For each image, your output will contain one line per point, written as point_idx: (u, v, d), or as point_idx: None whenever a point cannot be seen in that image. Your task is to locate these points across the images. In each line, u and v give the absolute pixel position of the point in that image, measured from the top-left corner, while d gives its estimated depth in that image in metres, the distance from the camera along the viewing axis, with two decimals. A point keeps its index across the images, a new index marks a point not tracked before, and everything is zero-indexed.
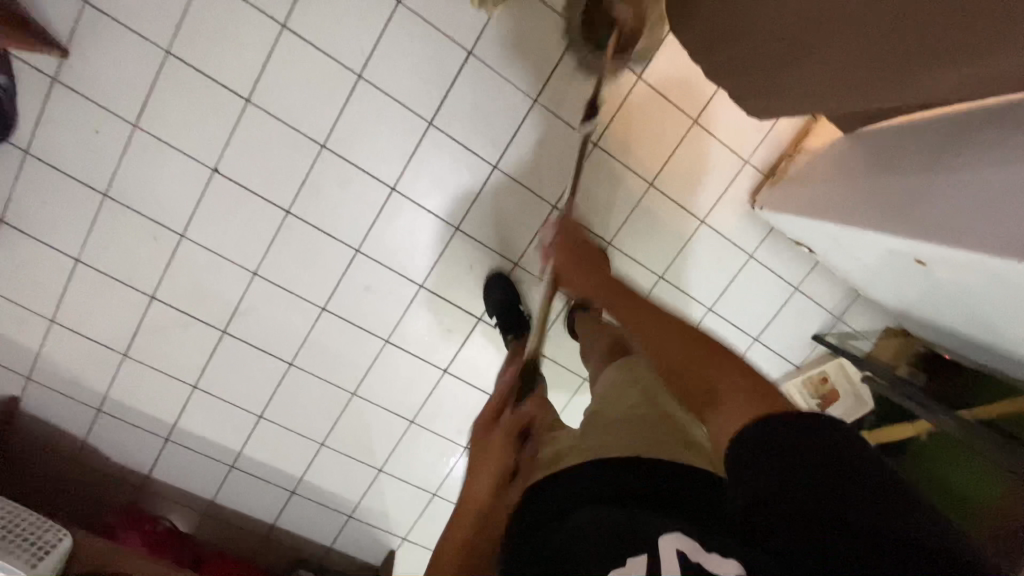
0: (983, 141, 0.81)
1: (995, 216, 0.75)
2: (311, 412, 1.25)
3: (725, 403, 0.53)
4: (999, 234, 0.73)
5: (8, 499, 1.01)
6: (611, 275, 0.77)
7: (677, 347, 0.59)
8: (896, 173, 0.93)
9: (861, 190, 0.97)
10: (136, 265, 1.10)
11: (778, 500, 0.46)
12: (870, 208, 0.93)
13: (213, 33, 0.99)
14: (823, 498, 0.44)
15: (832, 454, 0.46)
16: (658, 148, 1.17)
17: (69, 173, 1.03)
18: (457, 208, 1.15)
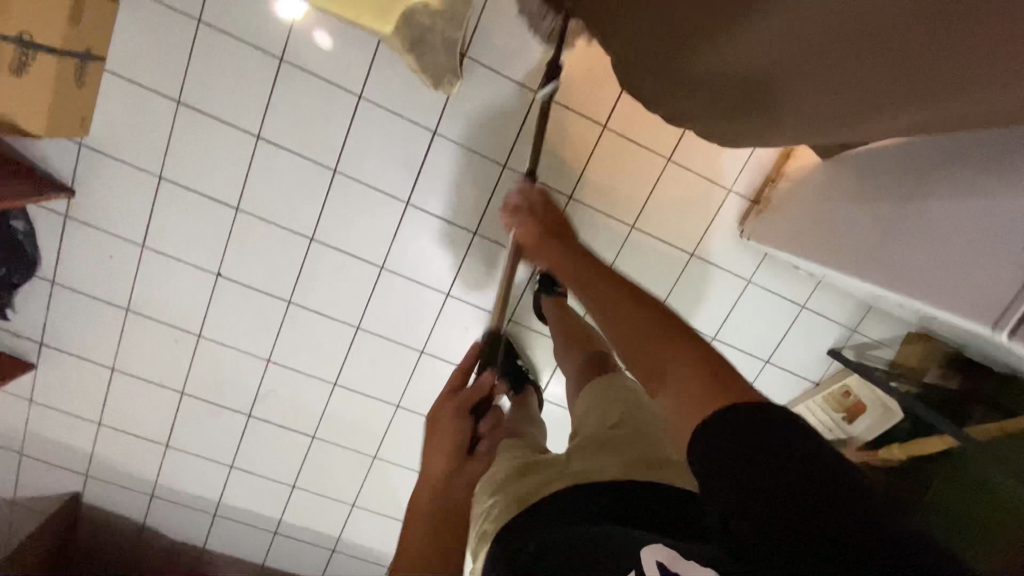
0: (957, 183, 0.77)
1: (961, 274, 0.73)
2: (339, 477, 1.32)
3: (677, 385, 0.55)
4: (964, 293, 0.72)
5: None
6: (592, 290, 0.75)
7: (660, 335, 0.61)
8: (875, 208, 0.90)
9: (840, 227, 0.95)
10: (163, 367, 1.21)
11: (733, 496, 0.45)
12: (849, 248, 0.92)
13: (198, 154, 1.07)
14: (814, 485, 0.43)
15: (774, 441, 0.45)
16: (636, 189, 1.16)
17: (93, 295, 1.14)
18: (446, 276, 1.18)
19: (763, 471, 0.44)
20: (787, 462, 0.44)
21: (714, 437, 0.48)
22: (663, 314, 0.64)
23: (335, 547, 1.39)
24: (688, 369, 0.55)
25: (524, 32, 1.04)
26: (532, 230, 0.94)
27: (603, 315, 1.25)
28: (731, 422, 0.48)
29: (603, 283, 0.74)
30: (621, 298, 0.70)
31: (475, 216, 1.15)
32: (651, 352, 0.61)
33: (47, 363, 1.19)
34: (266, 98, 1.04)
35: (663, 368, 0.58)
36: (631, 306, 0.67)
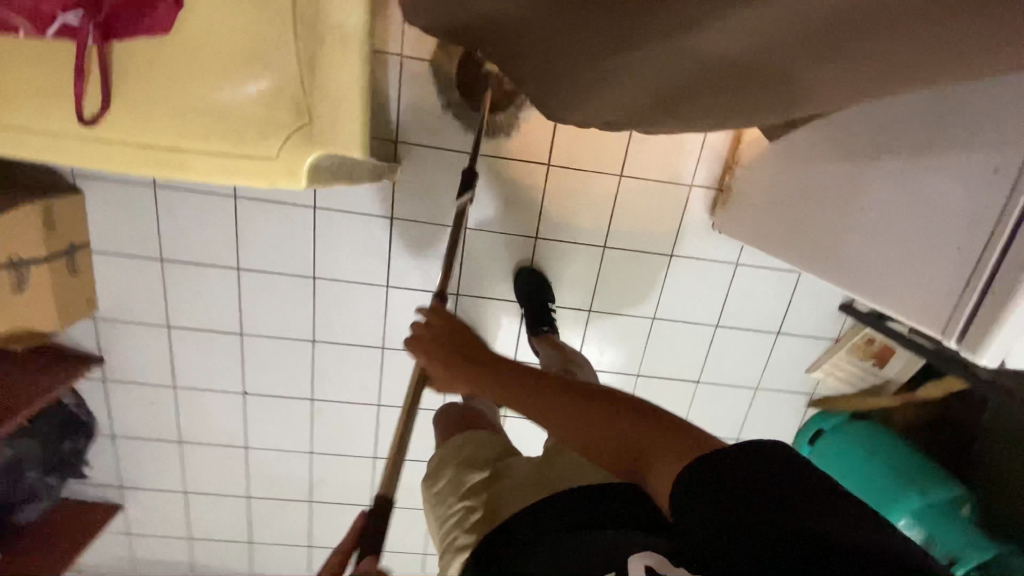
0: (889, 170, 0.69)
1: (908, 272, 0.65)
2: (405, 534, 1.43)
3: (653, 467, 0.54)
4: (909, 298, 0.64)
5: None
6: (513, 380, 0.66)
7: (592, 420, 0.59)
8: (816, 195, 0.83)
9: (789, 214, 0.90)
10: (225, 479, 1.34)
11: (734, 525, 0.45)
12: (798, 240, 0.86)
13: (193, 297, 1.16)
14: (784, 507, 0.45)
15: (749, 473, 0.47)
16: (598, 212, 1.16)
17: (149, 437, 1.28)
18: None
19: (766, 500, 0.45)
20: (783, 490, 0.46)
21: (700, 470, 0.49)
22: (579, 394, 0.62)
23: None
24: (653, 453, 0.54)
25: (443, 103, 1.05)
26: (438, 355, 0.73)
27: (601, 332, 1.27)
28: (713, 460, 0.49)
29: (505, 378, 0.67)
30: (540, 396, 0.64)
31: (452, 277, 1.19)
32: (608, 441, 0.58)
33: (132, 502, 1.34)
34: (235, 234, 1.11)
35: (637, 454, 0.56)
36: (551, 402, 0.63)
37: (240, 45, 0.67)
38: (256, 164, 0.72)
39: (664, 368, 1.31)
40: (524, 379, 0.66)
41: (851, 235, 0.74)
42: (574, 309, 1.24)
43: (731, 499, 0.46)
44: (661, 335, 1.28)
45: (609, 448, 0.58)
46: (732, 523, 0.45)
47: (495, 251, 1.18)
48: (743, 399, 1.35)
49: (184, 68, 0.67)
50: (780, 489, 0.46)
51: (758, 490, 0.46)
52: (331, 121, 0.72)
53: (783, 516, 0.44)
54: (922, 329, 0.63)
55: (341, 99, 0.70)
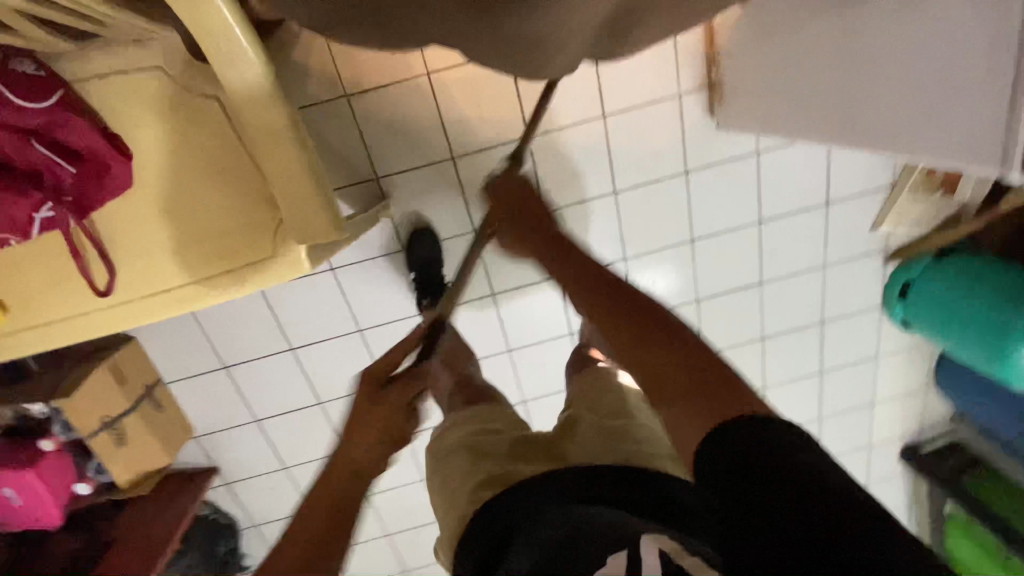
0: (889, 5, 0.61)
1: (948, 111, 0.58)
2: None
3: (684, 399, 0.53)
4: (956, 137, 0.58)
5: None
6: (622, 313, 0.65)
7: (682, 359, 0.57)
8: (813, 58, 0.75)
9: (791, 87, 0.80)
10: (361, 528, 1.44)
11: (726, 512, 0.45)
12: (810, 112, 0.78)
13: (265, 388, 1.23)
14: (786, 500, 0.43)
15: (762, 455, 0.45)
16: (595, 160, 1.11)
17: (282, 517, 1.39)
18: (495, 341, 1.24)
19: (758, 494, 0.44)
20: (784, 487, 0.43)
21: (713, 440, 0.49)
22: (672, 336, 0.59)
23: None
24: (685, 382, 0.55)
25: (402, 122, 1.01)
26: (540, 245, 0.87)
27: (645, 275, 1.24)
28: (739, 429, 0.48)
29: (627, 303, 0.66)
30: (635, 313, 0.64)
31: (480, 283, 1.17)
32: (656, 362, 0.58)
33: None
34: (275, 321, 1.16)
35: (672, 383, 0.55)
36: (623, 310, 0.65)
37: (198, 170, 0.69)
38: (243, 270, 0.74)
39: (721, 284, 1.27)
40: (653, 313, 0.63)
41: (868, 88, 0.67)
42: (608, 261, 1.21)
43: (731, 491, 0.45)
44: (705, 254, 1.23)
45: (643, 367, 0.58)
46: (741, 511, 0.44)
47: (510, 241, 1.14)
48: (813, 281, 1.28)
49: (162, 207, 0.71)
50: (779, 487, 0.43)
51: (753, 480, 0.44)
52: (294, 218, 0.70)
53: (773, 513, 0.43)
54: (980, 168, 0.58)
55: (288, 197, 0.69)
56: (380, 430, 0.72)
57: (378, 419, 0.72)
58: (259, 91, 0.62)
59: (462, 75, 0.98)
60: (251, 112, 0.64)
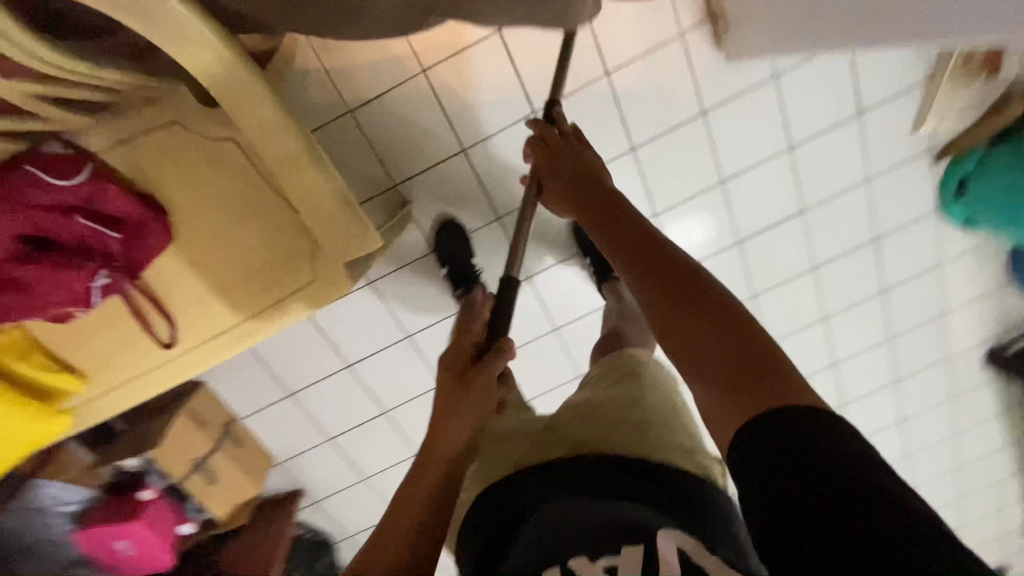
0: None
1: None
2: None
3: (713, 370, 0.46)
4: None
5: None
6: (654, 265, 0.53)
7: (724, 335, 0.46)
8: None
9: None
10: None
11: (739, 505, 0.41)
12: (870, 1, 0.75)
13: (330, 407, 1.27)
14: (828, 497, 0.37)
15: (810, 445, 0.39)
16: (608, 121, 1.08)
17: (371, 524, 1.45)
18: (539, 322, 1.23)
19: (794, 486, 0.38)
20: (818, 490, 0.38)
21: (752, 430, 0.42)
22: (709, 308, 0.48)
23: None
24: (728, 355, 0.46)
25: (407, 124, 1.01)
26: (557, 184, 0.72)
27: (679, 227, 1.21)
28: (779, 419, 0.41)
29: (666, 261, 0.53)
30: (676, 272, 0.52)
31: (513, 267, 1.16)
32: (680, 324, 0.48)
33: None
34: (328, 342, 1.19)
35: (699, 351, 0.47)
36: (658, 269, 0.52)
37: (229, 209, 0.72)
38: (289, 298, 0.77)
39: (758, 220, 1.22)
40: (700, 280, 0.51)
41: None
42: None
43: (747, 491, 0.41)
44: (738, 192, 1.18)
45: (677, 335, 0.48)
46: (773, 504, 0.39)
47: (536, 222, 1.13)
48: (859, 198, 1.22)
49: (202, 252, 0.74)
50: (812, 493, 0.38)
51: (780, 481, 0.39)
52: (328, 237, 0.72)
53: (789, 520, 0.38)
54: None
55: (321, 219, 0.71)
56: (474, 420, 0.65)
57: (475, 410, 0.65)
58: (269, 115, 0.63)
59: (457, 64, 0.97)
60: (269, 143, 0.65)
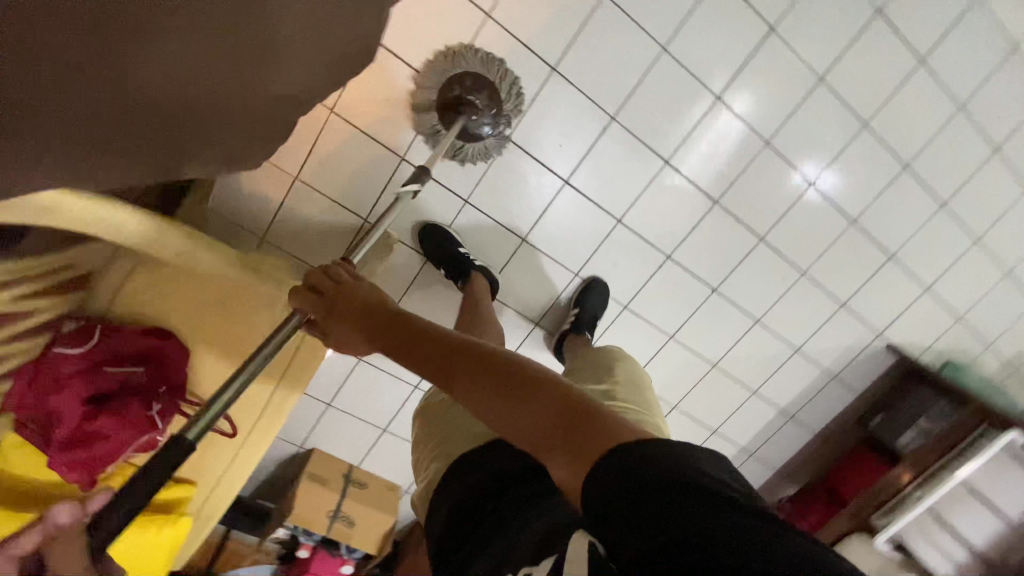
0: None
1: None
2: (722, 394, 1.44)
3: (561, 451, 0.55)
4: None
5: None
6: (480, 385, 0.62)
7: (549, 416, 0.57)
8: None
9: None
10: None
11: (638, 501, 0.48)
12: None
13: None
14: (728, 519, 0.46)
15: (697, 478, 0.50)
16: (518, 56, 1.03)
17: None
18: (558, 271, 1.24)
19: (698, 504, 0.47)
20: (718, 500, 0.48)
21: (630, 455, 0.51)
22: (528, 392, 0.59)
23: (793, 410, 1.49)
24: (556, 430, 0.56)
25: (345, 165, 1.06)
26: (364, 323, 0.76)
27: (647, 117, 1.11)
28: (643, 451, 0.51)
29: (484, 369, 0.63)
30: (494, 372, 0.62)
31: (506, 237, 1.19)
32: (523, 426, 0.58)
33: None
34: (390, 373, 1.30)
35: (544, 441, 0.57)
36: (473, 386, 0.63)
37: (233, 304, 0.87)
38: (295, 368, 0.89)
39: (727, 65, 1.09)
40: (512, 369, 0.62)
41: None
42: (601, 132, 1.11)
43: (652, 490, 0.48)
44: (690, 49, 1.07)
45: (523, 436, 0.58)
46: (684, 521, 0.46)
47: (502, 186, 1.14)
48: None
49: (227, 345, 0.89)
50: (715, 501, 0.48)
51: (683, 488, 0.48)
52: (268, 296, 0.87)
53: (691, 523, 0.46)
54: None
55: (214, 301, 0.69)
56: None
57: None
58: (143, 229, 0.73)
59: (356, 88, 1.00)
60: (166, 246, 0.76)
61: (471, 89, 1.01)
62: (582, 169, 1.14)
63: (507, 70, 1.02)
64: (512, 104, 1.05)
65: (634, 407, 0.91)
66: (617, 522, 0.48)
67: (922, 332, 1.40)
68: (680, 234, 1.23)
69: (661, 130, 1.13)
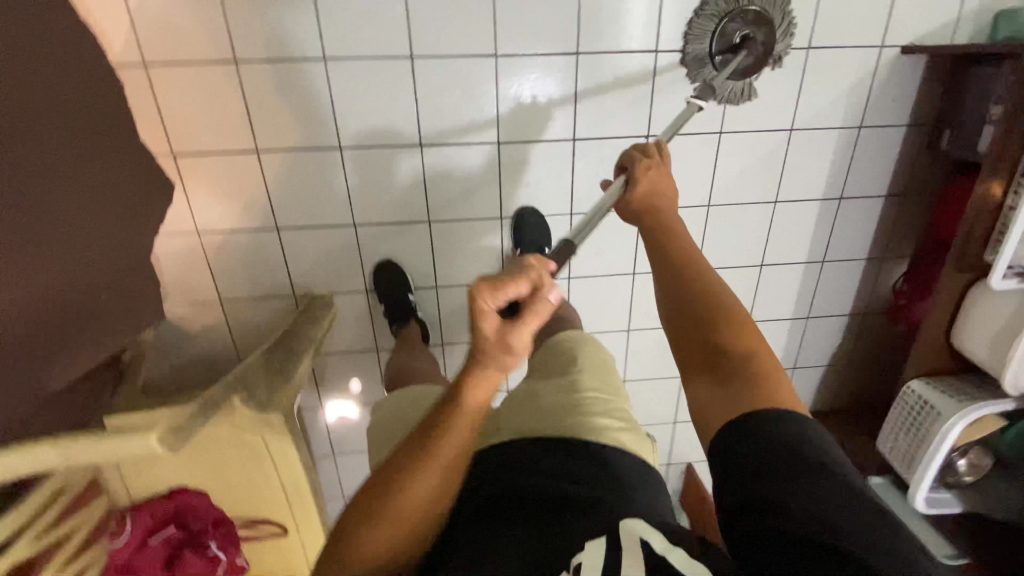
0: None
1: None
2: (743, 230, 1.23)
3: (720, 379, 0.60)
4: None
5: (888, 445, 1.20)
6: (695, 313, 0.66)
7: (727, 351, 0.61)
8: None
9: None
10: (662, 395, 1.45)
11: (730, 472, 0.53)
12: None
13: None
14: (829, 509, 0.47)
15: (819, 458, 0.51)
16: (290, 78, 0.99)
17: None
18: (487, 227, 1.17)
19: (801, 488, 0.49)
20: (830, 480, 0.49)
21: (754, 429, 0.54)
22: (732, 340, 0.62)
23: (838, 190, 1.21)
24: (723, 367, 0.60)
25: (245, 265, 1.14)
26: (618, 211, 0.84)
27: (442, 33, 0.98)
28: (781, 421, 0.54)
29: (702, 303, 0.66)
30: (710, 313, 0.65)
31: (418, 230, 1.15)
32: (695, 355, 0.63)
33: (675, 454, 1.56)
34: None
35: (708, 362, 0.62)
36: (682, 310, 0.67)
37: (212, 431, 0.93)
38: (280, 452, 0.95)
39: None
40: (737, 318, 0.64)
41: None
42: (415, 80, 1.01)
43: (766, 471, 0.50)
44: None
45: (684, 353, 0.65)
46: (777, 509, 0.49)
47: (375, 191, 1.10)
48: None
49: (239, 473, 0.98)
50: (827, 479, 0.49)
51: (804, 467, 0.50)
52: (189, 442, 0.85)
53: (788, 501, 0.48)
54: None
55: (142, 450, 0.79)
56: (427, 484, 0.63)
57: (491, 371, 0.59)
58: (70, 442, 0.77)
59: (197, 203, 1.08)
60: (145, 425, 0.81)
61: (732, 27, 1.01)
62: (425, 124, 1.05)
63: (789, 12, 1.02)
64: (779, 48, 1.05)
65: (603, 393, 0.83)
66: (723, 484, 0.53)
67: (937, 6, 1.05)
68: (567, 113, 1.07)
69: (469, 33, 0.99)
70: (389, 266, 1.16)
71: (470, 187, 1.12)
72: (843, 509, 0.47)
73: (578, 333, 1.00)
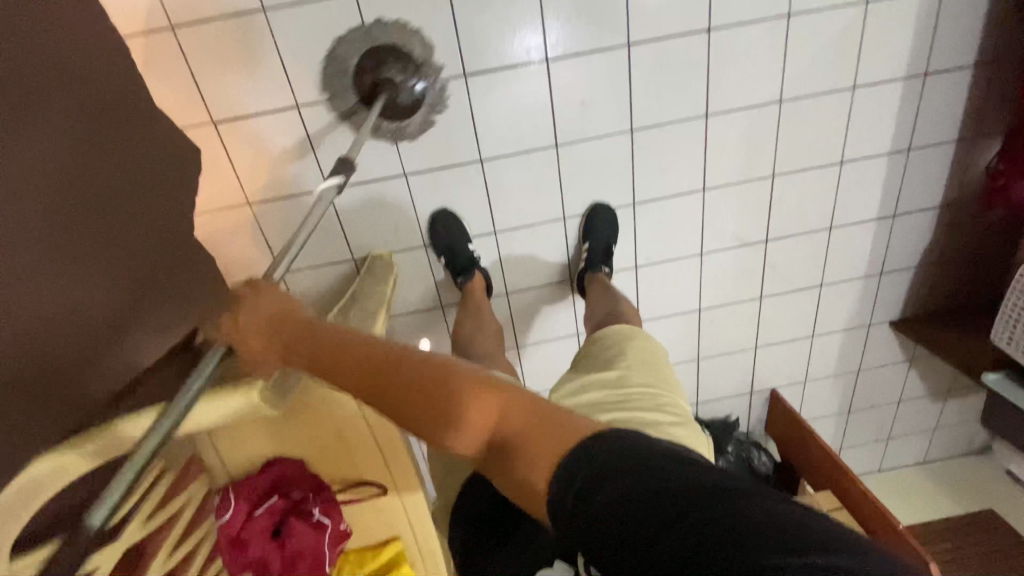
0: None
1: None
2: (818, 125, 1.13)
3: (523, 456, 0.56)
4: None
5: (1001, 334, 1.12)
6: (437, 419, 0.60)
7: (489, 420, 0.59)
8: None
9: None
10: (740, 322, 1.37)
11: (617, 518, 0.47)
12: None
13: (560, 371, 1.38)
14: (745, 525, 0.43)
15: (704, 476, 0.47)
16: (319, 22, 0.93)
17: (698, 379, 1.47)
18: (542, 159, 1.10)
19: (699, 513, 0.44)
20: (705, 495, 0.45)
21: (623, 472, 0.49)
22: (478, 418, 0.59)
23: (923, 66, 1.09)
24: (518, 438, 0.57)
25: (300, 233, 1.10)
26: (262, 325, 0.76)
27: None
28: (628, 463, 0.50)
29: (422, 398, 0.62)
30: (436, 398, 0.61)
31: (469, 172, 1.09)
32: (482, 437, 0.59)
33: (760, 382, 1.49)
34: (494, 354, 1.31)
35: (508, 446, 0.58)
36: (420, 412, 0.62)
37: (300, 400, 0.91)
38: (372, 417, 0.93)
39: None
40: (452, 381, 0.62)
41: None
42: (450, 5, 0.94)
43: (643, 512, 0.46)
44: None
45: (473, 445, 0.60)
46: (685, 537, 0.43)
47: (423, 136, 1.04)
48: None
49: (333, 442, 0.96)
50: (735, 494, 0.45)
51: (702, 489, 0.46)
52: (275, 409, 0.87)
53: (689, 530, 0.44)
54: None
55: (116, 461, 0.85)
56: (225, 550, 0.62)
57: None
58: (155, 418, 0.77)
59: (244, 171, 1.04)
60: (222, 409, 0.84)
61: (379, 67, 0.96)
62: (467, 54, 0.98)
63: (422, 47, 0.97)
64: (577, 17, 0.97)
65: (652, 386, 0.83)
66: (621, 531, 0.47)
67: None
68: (614, 20, 0.98)
69: None
70: (447, 215, 1.11)
71: (519, 118, 1.05)
72: (757, 521, 0.43)
73: (618, 329, 0.98)
